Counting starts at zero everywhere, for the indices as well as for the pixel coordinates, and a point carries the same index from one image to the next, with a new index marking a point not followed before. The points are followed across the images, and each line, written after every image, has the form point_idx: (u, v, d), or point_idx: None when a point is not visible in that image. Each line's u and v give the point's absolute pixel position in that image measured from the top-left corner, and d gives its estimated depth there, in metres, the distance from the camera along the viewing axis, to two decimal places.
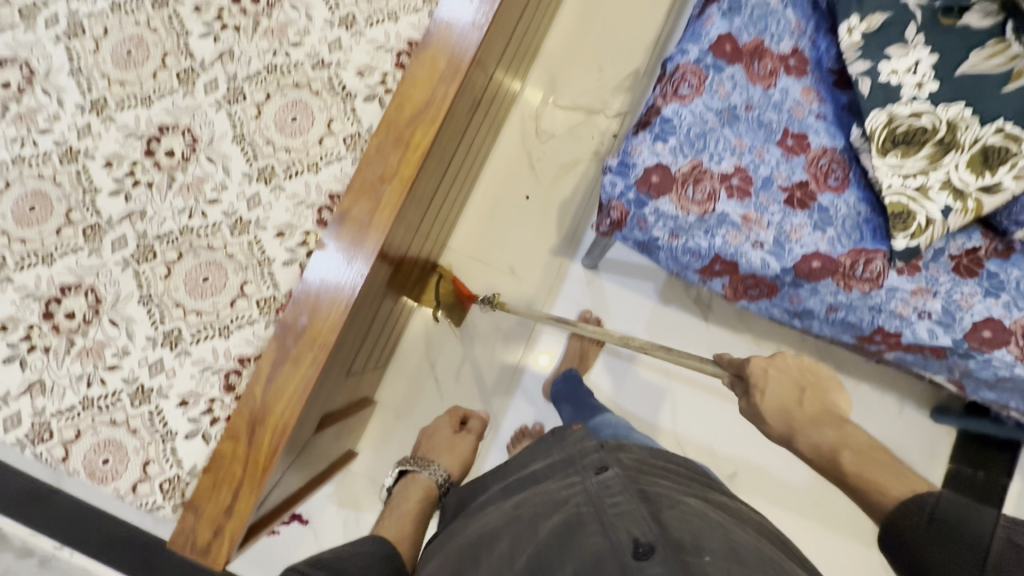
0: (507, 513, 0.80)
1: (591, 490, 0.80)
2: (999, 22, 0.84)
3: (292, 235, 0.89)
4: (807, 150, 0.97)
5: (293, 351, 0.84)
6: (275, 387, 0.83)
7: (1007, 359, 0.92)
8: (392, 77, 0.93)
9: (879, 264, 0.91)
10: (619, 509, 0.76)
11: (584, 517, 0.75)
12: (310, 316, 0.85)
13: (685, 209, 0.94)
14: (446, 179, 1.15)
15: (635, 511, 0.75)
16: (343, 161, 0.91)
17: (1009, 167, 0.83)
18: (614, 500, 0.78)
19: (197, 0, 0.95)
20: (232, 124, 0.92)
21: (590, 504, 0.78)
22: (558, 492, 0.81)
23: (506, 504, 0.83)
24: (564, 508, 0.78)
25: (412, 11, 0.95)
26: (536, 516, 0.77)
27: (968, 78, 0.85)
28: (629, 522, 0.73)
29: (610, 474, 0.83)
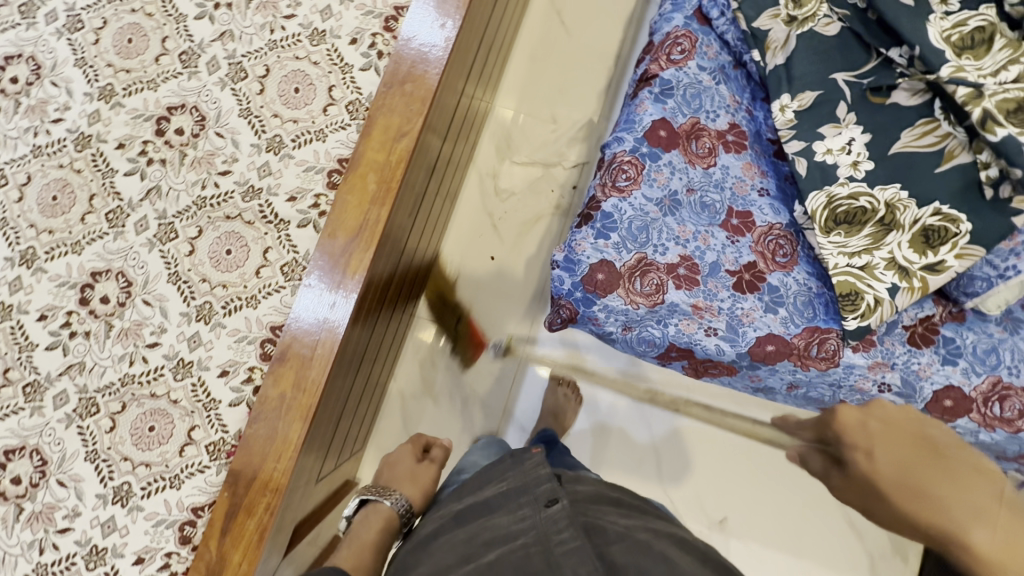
0: (459, 553, 0.72)
1: (542, 528, 0.73)
2: (927, 100, 0.83)
3: (236, 373, 0.87)
4: (752, 228, 0.95)
5: (245, 501, 0.82)
6: (231, 538, 0.81)
7: (970, 427, 0.90)
8: (325, 199, 0.91)
9: (834, 343, 0.89)
10: (568, 548, 0.70)
11: (533, 559, 0.69)
12: (259, 462, 0.82)
13: (634, 303, 0.92)
14: (397, 277, 1.13)
15: (583, 550, 0.69)
16: (282, 291, 0.89)
17: (950, 247, 0.82)
18: (562, 536, 0.71)
19: (120, 137, 0.93)
20: (165, 262, 0.90)
21: (538, 542, 0.71)
22: (509, 527, 0.74)
23: (457, 537, 0.76)
24: (513, 546, 0.71)
25: (340, 128, 0.93)
26: (480, 555, 0.71)
27: (904, 156, 0.84)
28: (578, 561, 0.68)
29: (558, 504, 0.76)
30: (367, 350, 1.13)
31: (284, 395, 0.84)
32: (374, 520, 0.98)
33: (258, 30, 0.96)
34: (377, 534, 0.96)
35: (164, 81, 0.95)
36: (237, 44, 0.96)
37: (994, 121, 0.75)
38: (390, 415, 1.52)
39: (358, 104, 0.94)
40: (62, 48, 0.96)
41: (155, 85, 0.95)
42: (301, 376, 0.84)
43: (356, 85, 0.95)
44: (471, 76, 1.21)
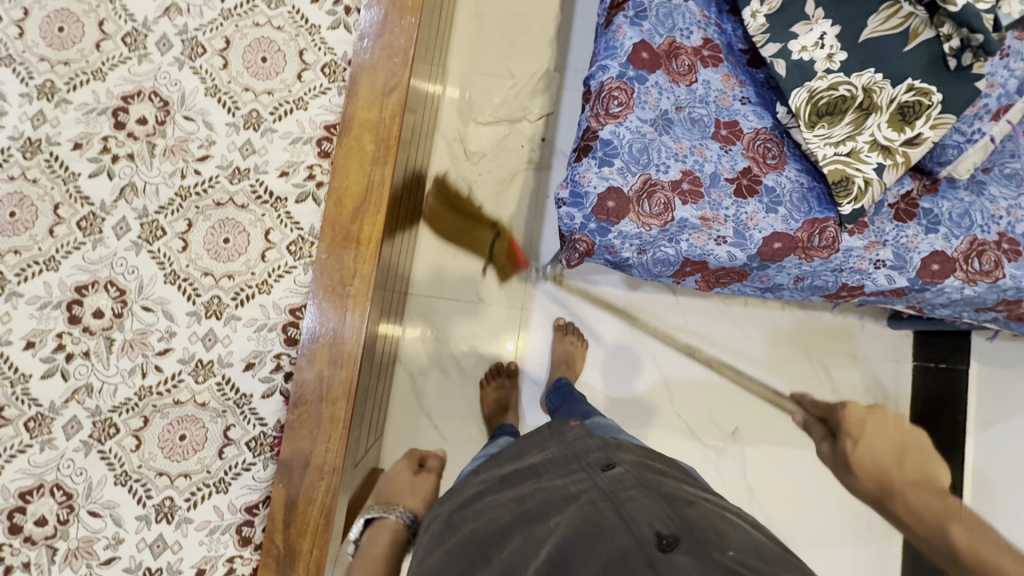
0: (512, 509, 0.71)
1: (605, 486, 0.72)
2: None
3: (262, 363, 0.83)
4: (741, 136, 0.99)
5: (303, 487, 0.80)
6: (296, 527, 0.79)
7: (957, 285, 0.98)
8: (319, 169, 0.87)
9: (832, 230, 0.95)
10: (636, 501, 0.67)
11: (602, 511, 0.66)
12: (312, 446, 0.80)
13: (646, 225, 0.94)
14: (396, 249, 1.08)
15: (654, 506, 0.66)
16: (295, 271, 0.85)
17: (925, 120, 0.89)
18: (630, 493, 0.69)
19: (75, 136, 0.84)
20: (158, 265, 0.83)
21: (605, 497, 0.69)
22: (568, 488, 0.73)
23: (509, 497, 0.75)
24: (577, 505, 0.69)
25: (320, 93, 0.88)
26: (546, 515, 0.68)
27: (872, 41, 0.90)
28: (651, 516, 0.64)
29: (622, 471, 0.75)
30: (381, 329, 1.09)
31: (322, 375, 0.81)
32: (382, 534, 0.89)
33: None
34: (385, 548, 0.88)
35: (112, 68, 0.86)
36: (186, 18, 0.88)
37: None
38: (401, 394, 1.50)
39: (335, 65, 0.89)
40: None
41: (102, 75, 0.86)
42: (331, 356, 0.82)
43: (329, 46, 0.89)
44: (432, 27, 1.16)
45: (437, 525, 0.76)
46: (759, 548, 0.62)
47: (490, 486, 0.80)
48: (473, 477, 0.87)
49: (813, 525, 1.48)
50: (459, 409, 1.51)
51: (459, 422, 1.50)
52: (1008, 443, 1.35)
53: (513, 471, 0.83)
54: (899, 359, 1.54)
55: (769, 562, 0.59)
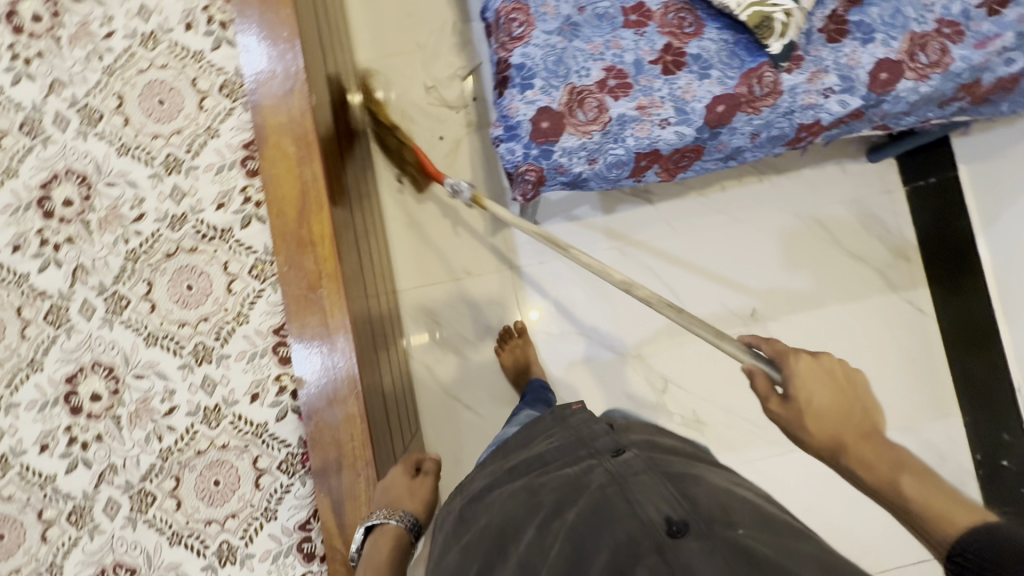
0: (522, 504, 0.69)
1: (612, 470, 0.69)
2: None
3: (266, 390, 0.83)
4: (651, 15, 0.96)
5: (345, 488, 0.81)
6: (350, 528, 0.80)
7: (910, 86, 0.96)
8: (252, 189, 0.86)
9: (770, 75, 0.93)
10: (643, 485, 0.64)
11: (610, 496, 0.63)
12: (338, 448, 0.81)
13: (586, 133, 0.93)
14: (360, 238, 1.08)
15: (662, 487, 0.63)
16: (266, 293, 0.85)
17: None
18: (638, 475, 0.66)
19: (11, 238, 0.84)
20: (134, 332, 0.84)
21: (614, 481, 0.66)
22: (577, 476, 0.70)
23: (517, 489, 0.73)
24: (587, 493, 0.65)
25: (226, 115, 0.87)
26: (554, 509, 0.66)
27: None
28: (659, 498, 0.61)
29: (631, 452, 0.72)
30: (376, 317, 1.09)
31: (325, 379, 0.82)
32: (383, 544, 0.73)
33: (85, 63, 0.87)
34: (388, 555, 0.73)
35: (20, 161, 0.85)
36: (73, 88, 0.86)
37: None
38: (425, 385, 1.56)
39: (231, 83, 0.87)
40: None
41: (14, 171, 0.85)
42: (327, 359, 0.82)
43: (218, 67, 0.88)
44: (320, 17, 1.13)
45: (452, 522, 0.77)
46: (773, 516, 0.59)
47: (499, 479, 0.79)
48: (482, 473, 0.87)
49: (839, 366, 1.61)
50: (482, 380, 1.55)
51: (485, 392, 1.55)
52: (1009, 232, 1.43)
53: (521, 458, 0.81)
54: (890, 189, 1.66)
55: (779, 534, 0.57)
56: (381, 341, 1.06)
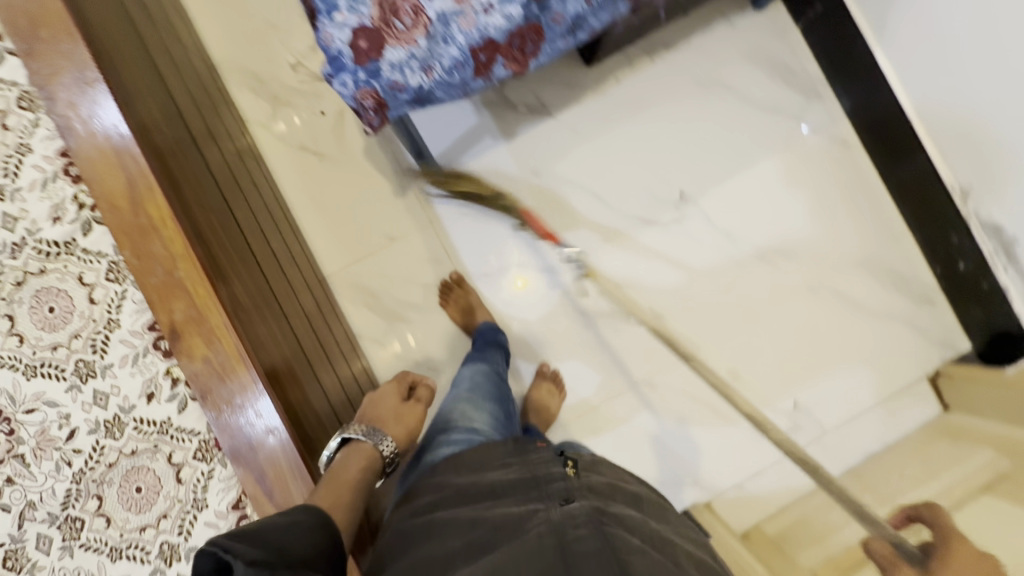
0: (466, 536, 0.81)
1: (556, 521, 0.78)
2: None
3: (160, 387, 0.82)
4: None
5: (262, 455, 0.80)
6: (279, 492, 0.80)
7: None
8: (82, 193, 0.82)
9: None
10: (582, 547, 0.72)
11: (546, 551, 0.73)
12: (244, 420, 0.80)
13: (410, 42, 0.88)
14: (215, 233, 1.09)
15: (596, 548, 0.72)
16: (128, 293, 0.82)
17: None
18: (578, 531, 0.75)
19: None
20: (10, 369, 0.81)
21: (553, 537, 0.75)
22: (523, 520, 0.80)
23: (465, 519, 0.84)
24: (527, 542, 0.75)
25: (35, 127, 0.83)
26: (494, 546, 0.77)
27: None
28: (590, 560, 0.70)
29: (579, 505, 0.80)
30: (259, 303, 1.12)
31: (209, 359, 0.79)
32: (355, 462, 0.87)
33: None
34: (356, 473, 0.85)
35: None
36: None
37: None
38: (380, 358, 1.55)
39: (28, 94, 0.84)
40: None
41: None
42: (206, 339, 0.79)
43: (12, 82, 0.84)
44: (106, 23, 1.08)
45: (397, 535, 0.87)
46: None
47: (447, 499, 0.89)
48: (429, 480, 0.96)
49: (778, 223, 1.61)
50: (431, 336, 1.57)
51: (438, 346, 1.56)
52: (904, 31, 1.38)
53: (480, 486, 0.90)
54: (782, 31, 1.63)
55: None
56: (265, 325, 1.08)
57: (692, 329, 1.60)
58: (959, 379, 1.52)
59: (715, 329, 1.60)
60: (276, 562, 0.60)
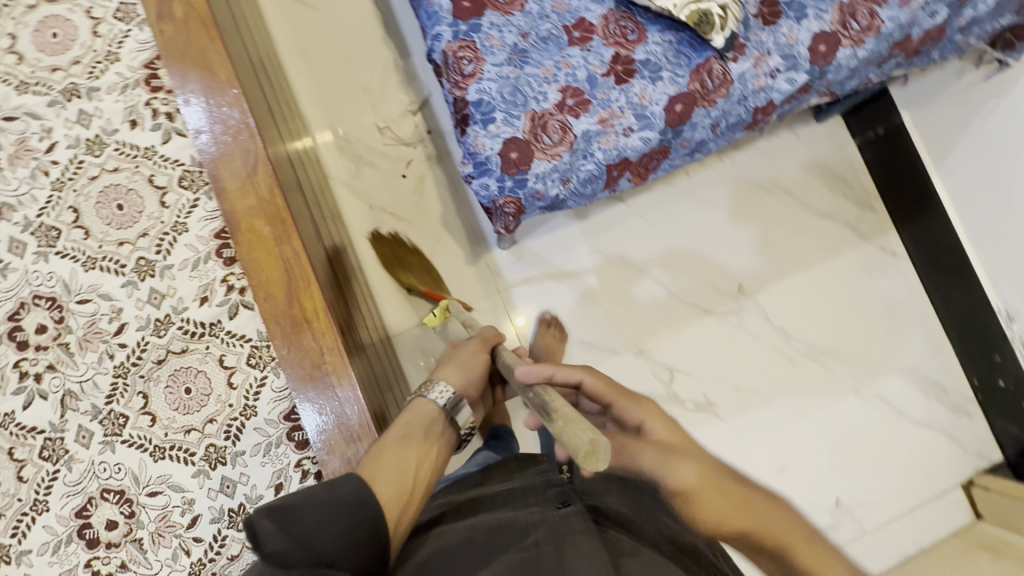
0: (460, 536, 0.68)
1: (555, 526, 0.69)
2: None
3: (290, 480, 0.81)
4: (594, 29, 0.97)
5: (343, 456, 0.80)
6: None
7: (849, 54, 1.00)
8: (233, 276, 0.83)
9: (718, 67, 0.95)
10: (581, 551, 0.64)
11: (543, 556, 0.64)
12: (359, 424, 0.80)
13: (556, 156, 0.93)
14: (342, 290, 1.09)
15: (600, 558, 0.64)
16: (268, 381, 0.82)
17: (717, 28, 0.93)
18: (575, 538, 0.67)
19: None
20: (139, 449, 0.80)
21: (550, 540, 0.67)
22: (518, 523, 0.71)
23: (459, 526, 0.71)
24: (524, 546, 0.66)
25: (192, 206, 0.84)
26: (490, 550, 0.65)
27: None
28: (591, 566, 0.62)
29: (576, 513, 0.72)
30: (373, 363, 1.10)
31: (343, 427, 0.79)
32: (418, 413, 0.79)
33: (31, 180, 0.83)
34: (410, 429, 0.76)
35: None
36: (23, 210, 0.82)
37: None
38: None
39: (190, 174, 0.85)
40: (25, 458, 0.78)
41: None
42: (342, 417, 0.79)
43: (175, 160, 0.85)
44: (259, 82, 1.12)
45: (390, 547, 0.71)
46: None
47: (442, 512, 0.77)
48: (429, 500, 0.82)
49: (826, 322, 1.67)
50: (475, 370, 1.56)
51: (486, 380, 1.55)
52: (963, 165, 1.51)
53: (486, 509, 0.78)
54: (840, 142, 1.75)
55: None
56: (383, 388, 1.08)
57: (741, 418, 1.61)
58: (993, 489, 1.55)
59: (761, 420, 1.62)
60: (293, 559, 0.50)
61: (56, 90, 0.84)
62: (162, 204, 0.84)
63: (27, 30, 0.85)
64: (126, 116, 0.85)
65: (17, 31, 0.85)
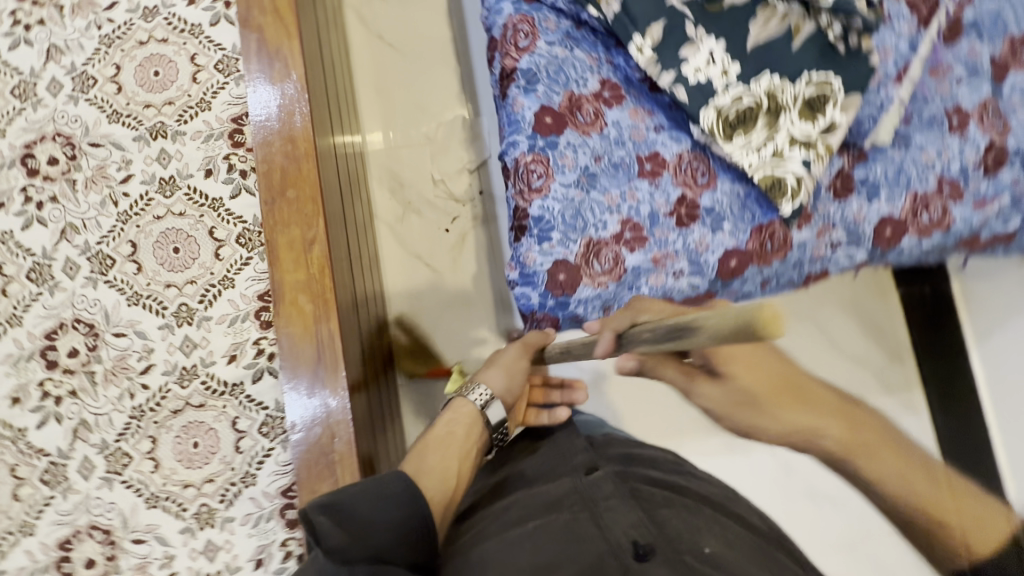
0: (510, 519, 0.80)
1: (587, 492, 0.83)
2: (745, 59, 0.89)
3: (271, 557, 0.80)
4: (666, 165, 0.97)
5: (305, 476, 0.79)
6: None
7: (912, 242, 0.99)
8: (266, 341, 0.84)
9: (781, 231, 0.95)
10: (611, 506, 0.79)
11: (582, 523, 0.77)
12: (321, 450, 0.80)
13: (602, 284, 0.93)
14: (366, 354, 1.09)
15: (634, 517, 0.77)
16: (274, 453, 0.82)
17: (788, 197, 0.90)
18: (609, 502, 0.80)
19: (10, 390, 0.81)
20: (135, 493, 0.80)
21: (583, 506, 0.80)
22: (553, 494, 0.83)
23: (498, 506, 0.85)
24: (562, 513, 0.80)
25: (243, 264, 0.86)
26: (533, 517, 0.80)
27: (741, 6, 0.89)
28: (627, 523, 0.77)
29: (603, 475, 0.86)
30: (377, 429, 1.08)
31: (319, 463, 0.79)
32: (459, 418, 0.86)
33: (100, 207, 0.85)
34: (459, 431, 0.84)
35: (26, 308, 0.83)
36: (85, 234, 0.85)
37: (811, 109, 0.88)
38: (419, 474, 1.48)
39: (249, 232, 0.86)
40: (26, 476, 0.80)
41: (18, 319, 0.82)
42: (325, 463, 0.79)
43: (237, 216, 0.87)
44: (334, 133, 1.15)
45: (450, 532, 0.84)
46: (727, 543, 0.79)
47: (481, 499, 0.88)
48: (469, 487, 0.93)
49: None
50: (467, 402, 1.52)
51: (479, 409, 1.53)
52: None
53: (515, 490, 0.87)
54: None
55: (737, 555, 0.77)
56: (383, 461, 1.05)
57: None
58: None
59: None
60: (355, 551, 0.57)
61: (144, 126, 0.87)
62: (216, 256, 0.85)
63: (132, 64, 0.89)
64: (203, 164, 0.87)
65: (123, 63, 0.88)
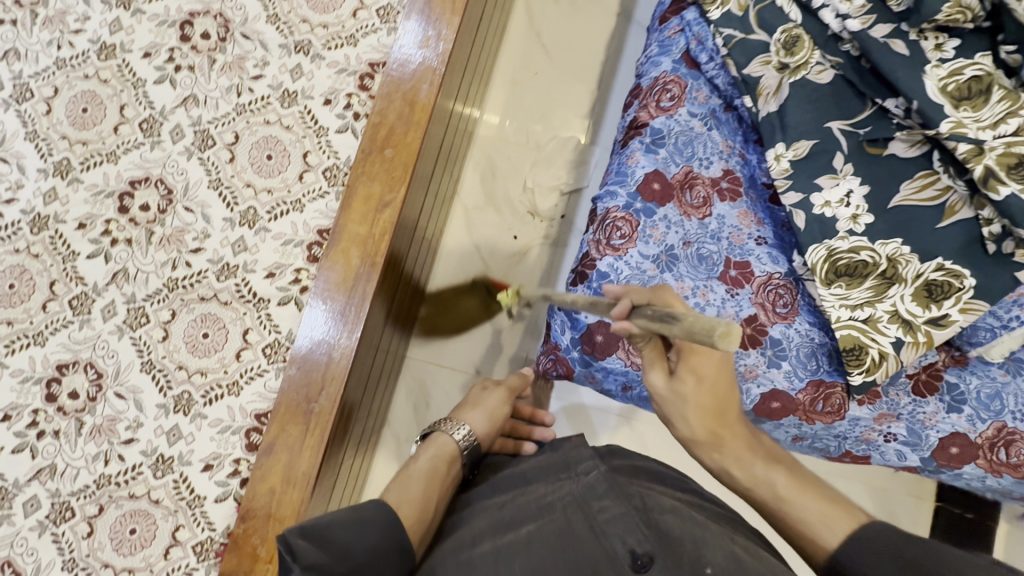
0: (491, 516, 0.65)
1: (578, 491, 0.64)
2: (879, 216, 0.83)
3: (221, 466, 0.82)
4: (752, 279, 0.91)
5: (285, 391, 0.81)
6: (290, 460, 0.79)
7: (977, 472, 0.87)
8: (306, 273, 0.86)
9: (838, 398, 0.87)
10: (610, 516, 0.61)
11: (572, 523, 0.60)
12: (310, 379, 0.81)
13: (635, 365, 0.87)
14: (391, 320, 1.08)
15: (626, 515, 0.61)
16: (266, 375, 0.84)
17: (863, 369, 0.80)
18: (603, 503, 0.62)
19: (79, 216, 0.87)
20: (137, 351, 0.84)
21: (573, 508, 0.62)
22: (541, 492, 0.65)
23: (488, 503, 0.68)
24: (550, 516, 0.62)
25: (318, 196, 0.88)
26: (518, 524, 0.62)
27: (904, 159, 0.83)
28: (625, 528, 0.59)
29: (597, 472, 0.65)
30: (368, 391, 1.07)
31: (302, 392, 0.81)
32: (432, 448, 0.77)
33: (224, 92, 0.90)
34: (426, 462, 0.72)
35: (125, 151, 0.88)
36: (201, 109, 0.90)
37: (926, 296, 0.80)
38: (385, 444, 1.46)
39: (336, 169, 0.89)
40: (59, 294, 0.85)
41: (115, 157, 0.88)
42: (308, 397, 0.80)
43: (333, 149, 0.89)
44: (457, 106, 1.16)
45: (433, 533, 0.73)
46: (738, 560, 0.58)
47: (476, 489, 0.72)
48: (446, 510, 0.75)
49: None
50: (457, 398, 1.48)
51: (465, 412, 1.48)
52: None
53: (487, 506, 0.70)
54: None
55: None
56: (358, 423, 1.05)
57: None
58: None
59: None
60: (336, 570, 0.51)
61: (292, 38, 0.92)
62: (299, 178, 0.88)
63: None
64: (327, 93, 0.90)
65: None
